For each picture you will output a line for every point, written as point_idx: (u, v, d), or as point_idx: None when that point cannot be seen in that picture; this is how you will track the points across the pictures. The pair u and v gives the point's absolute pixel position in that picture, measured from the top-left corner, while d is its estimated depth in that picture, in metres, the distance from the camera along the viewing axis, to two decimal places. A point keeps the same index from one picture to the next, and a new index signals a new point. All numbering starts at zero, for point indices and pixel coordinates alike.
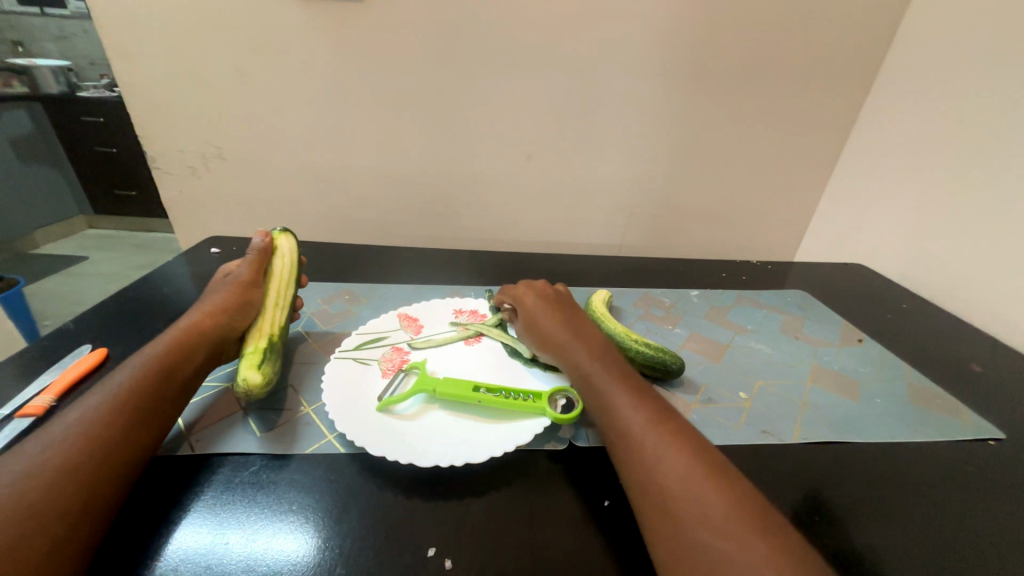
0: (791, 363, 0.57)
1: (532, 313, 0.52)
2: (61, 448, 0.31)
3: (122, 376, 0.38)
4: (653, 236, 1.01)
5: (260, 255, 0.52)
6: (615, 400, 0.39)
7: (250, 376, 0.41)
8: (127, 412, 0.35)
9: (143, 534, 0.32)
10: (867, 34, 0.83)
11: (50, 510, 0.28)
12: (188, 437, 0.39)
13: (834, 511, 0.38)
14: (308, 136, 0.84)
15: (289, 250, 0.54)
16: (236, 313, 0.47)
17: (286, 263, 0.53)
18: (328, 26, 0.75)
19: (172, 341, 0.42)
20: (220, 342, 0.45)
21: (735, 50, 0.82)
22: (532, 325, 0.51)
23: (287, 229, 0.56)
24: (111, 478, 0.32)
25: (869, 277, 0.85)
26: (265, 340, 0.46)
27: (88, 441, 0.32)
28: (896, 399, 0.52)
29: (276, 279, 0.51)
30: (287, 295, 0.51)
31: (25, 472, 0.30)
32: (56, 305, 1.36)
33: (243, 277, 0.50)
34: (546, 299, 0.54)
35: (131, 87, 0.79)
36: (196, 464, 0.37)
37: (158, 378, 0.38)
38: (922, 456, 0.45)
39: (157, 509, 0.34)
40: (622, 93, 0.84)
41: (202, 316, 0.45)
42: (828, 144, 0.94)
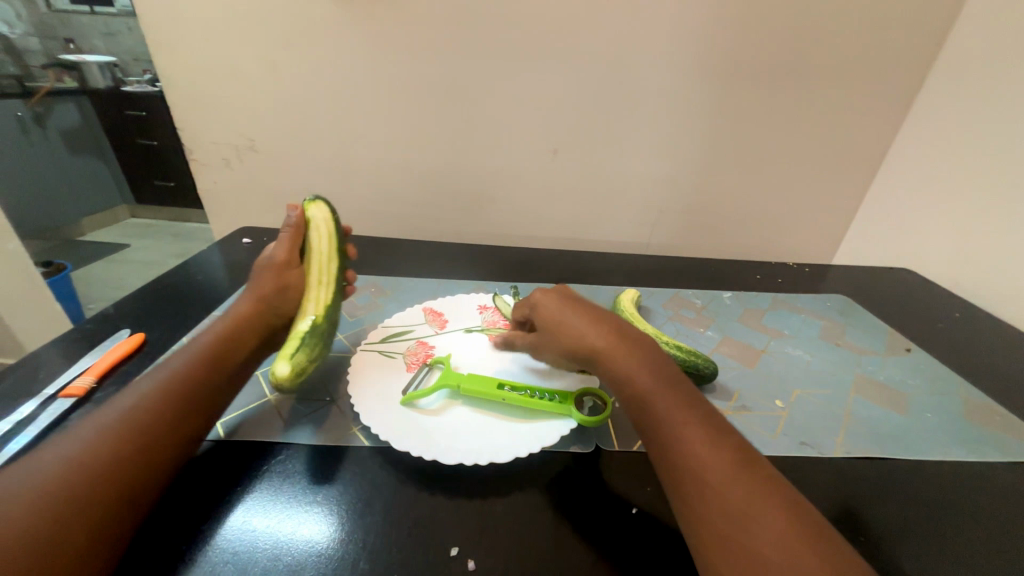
0: (831, 371, 0.54)
1: (562, 323, 0.43)
2: (113, 432, 0.32)
3: (178, 361, 0.38)
4: (682, 236, 0.98)
5: (295, 231, 0.52)
6: (659, 415, 0.35)
7: (277, 368, 0.39)
8: (178, 403, 0.35)
9: (179, 520, 0.33)
10: (927, 21, 0.77)
11: (87, 494, 0.29)
12: (241, 425, 0.40)
13: (881, 533, 0.35)
14: (337, 129, 0.85)
15: (323, 220, 0.53)
16: (280, 296, 0.47)
17: (324, 236, 0.52)
18: (357, 20, 0.75)
19: (226, 330, 0.42)
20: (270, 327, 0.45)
21: (777, 39, 0.77)
22: (564, 340, 0.43)
23: (319, 199, 0.55)
24: (151, 471, 0.32)
25: (917, 284, 0.80)
26: (308, 323, 0.45)
27: (137, 428, 0.33)
28: (950, 414, 0.49)
29: (316, 255, 0.51)
30: (330, 270, 0.51)
31: (74, 451, 0.30)
32: (100, 291, 1.44)
33: (280, 258, 0.49)
34: (568, 306, 0.45)
35: (169, 81, 0.81)
36: (234, 452, 0.38)
37: (211, 370, 0.39)
38: (981, 479, 0.41)
39: (193, 494, 0.34)
40: (655, 85, 0.81)
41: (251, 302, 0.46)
42: (877, 140, 0.88)
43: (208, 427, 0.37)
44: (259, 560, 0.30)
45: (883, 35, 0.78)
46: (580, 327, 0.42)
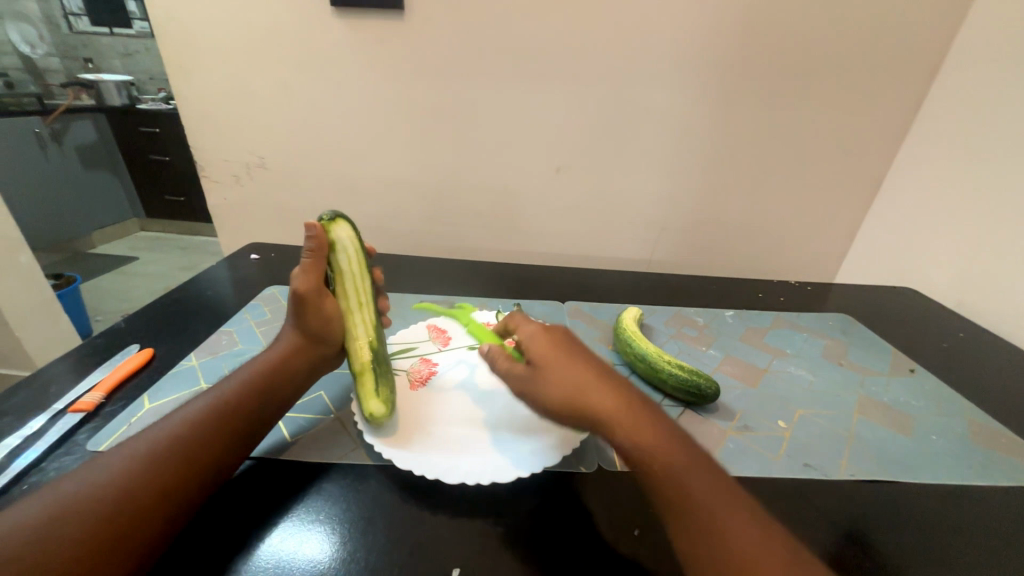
0: (834, 391, 0.54)
1: (555, 371, 0.38)
2: (154, 448, 0.33)
3: (225, 384, 0.40)
4: (684, 254, 0.99)
5: (316, 257, 0.45)
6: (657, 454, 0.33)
7: (372, 409, 0.40)
8: (220, 425, 0.36)
9: (206, 529, 0.33)
10: (922, 46, 0.79)
11: (133, 493, 0.30)
12: (292, 446, 0.41)
13: (887, 557, 0.35)
14: (346, 147, 0.87)
15: (350, 240, 0.47)
16: (319, 331, 0.45)
17: (353, 260, 0.47)
18: (368, 45, 0.78)
19: (276, 360, 0.43)
20: (314, 361, 0.45)
21: (775, 62, 0.79)
22: (558, 392, 0.37)
23: (339, 215, 0.47)
24: (183, 489, 0.32)
25: (920, 304, 0.80)
26: (370, 353, 0.44)
27: (177, 446, 0.34)
28: (955, 436, 0.48)
29: (348, 281, 0.47)
30: (367, 291, 0.48)
31: (134, 452, 0.32)
32: (107, 303, 1.46)
33: (303, 290, 0.44)
34: (562, 350, 0.40)
35: (185, 102, 0.84)
36: (269, 472, 0.38)
37: (252, 394, 0.40)
38: (989, 502, 0.41)
39: (220, 511, 0.34)
40: (656, 106, 0.83)
41: (295, 341, 0.45)
42: (876, 161, 0.89)
43: (249, 449, 0.38)
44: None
45: (879, 58, 0.79)
46: (582, 378, 0.37)
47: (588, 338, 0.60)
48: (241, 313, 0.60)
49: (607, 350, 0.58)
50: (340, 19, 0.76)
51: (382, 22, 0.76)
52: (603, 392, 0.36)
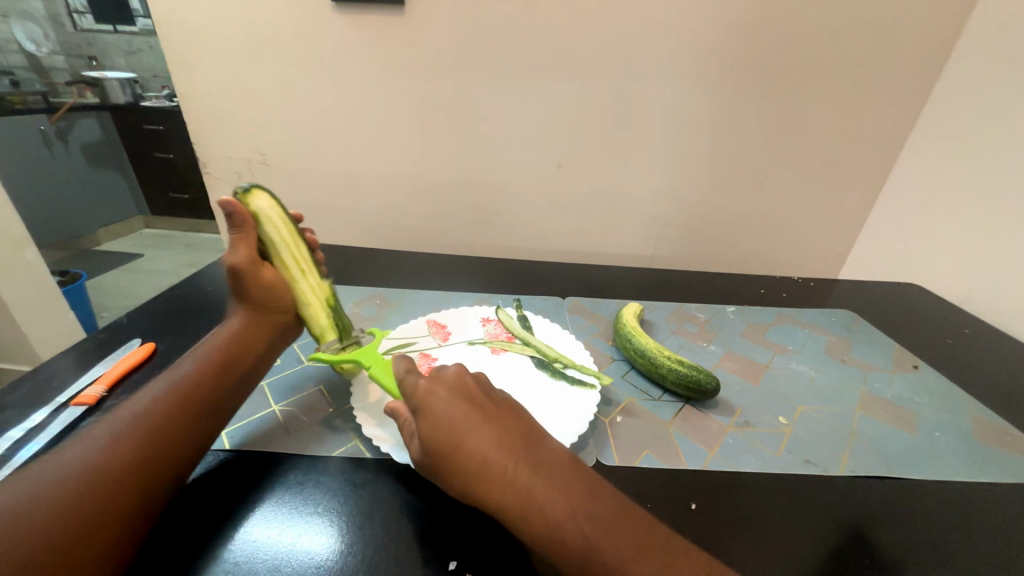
0: (837, 388, 0.53)
1: (457, 442, 0.33)
2: (120, 440, 0.33)
3: (185, 370, 0.40)
4: (686, 249, 0.98)
5: (245, 232, 0.47)
6: (575, 523, 0.30)
7: (341, 362, 0.46)
8: (182, 410, 0.37)
9: (186, 523, 0.33)
10: (930, 37, 0.77)
11: (105, 482, 0.31)
12: (258, 437, 0.41)
13: (886, 553, 0.35)
14: (348, 144, 0.87)
15: (272, 210, 0.48)
16: (268, 300, 0.47)
17: (281, 228, 0.48)
18: (369, 41, 0.78)
19: (235, 336, 0.44)
20: (273, 328, 0.47)
21: (779, 56, 0.78)
22: (460, 468, 0.33)
23: (256, 187, 0.48)
24: (160, 480, 0.33)
25: (925, 301, 0.79)
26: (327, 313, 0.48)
27: (146, 436, 0.34)
28: (958, 433, 0.48)
29: (279, 248, 0.48)
30: (307, 257, 0.50)
31: (101, 442, 0.33)
32: (113, 300, 1.47)
33: (241, 263, 0.46)
34: (464, 413, 0.35)
35: (187, 98, 0.84)
36: (245, 462, 0.38)
37: (215, 376, 0.40)
38: (991, 499, 0.40)
39: (198, 503, 0.35)
40: (658, 100, 0.82)
41: (248, 313, 0.47)
42: (882, 155, 0.88)
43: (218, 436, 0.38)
44: (258, 569, 0.31)
45: (886, 51, 0.78)
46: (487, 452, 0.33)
47: (588, 333, 0.60)
48: None
49: (606, 345, 0.58)
50: (342, 14, 0.75)
51: (383, 18, 0.76)
52: (511, 465, 0.32)
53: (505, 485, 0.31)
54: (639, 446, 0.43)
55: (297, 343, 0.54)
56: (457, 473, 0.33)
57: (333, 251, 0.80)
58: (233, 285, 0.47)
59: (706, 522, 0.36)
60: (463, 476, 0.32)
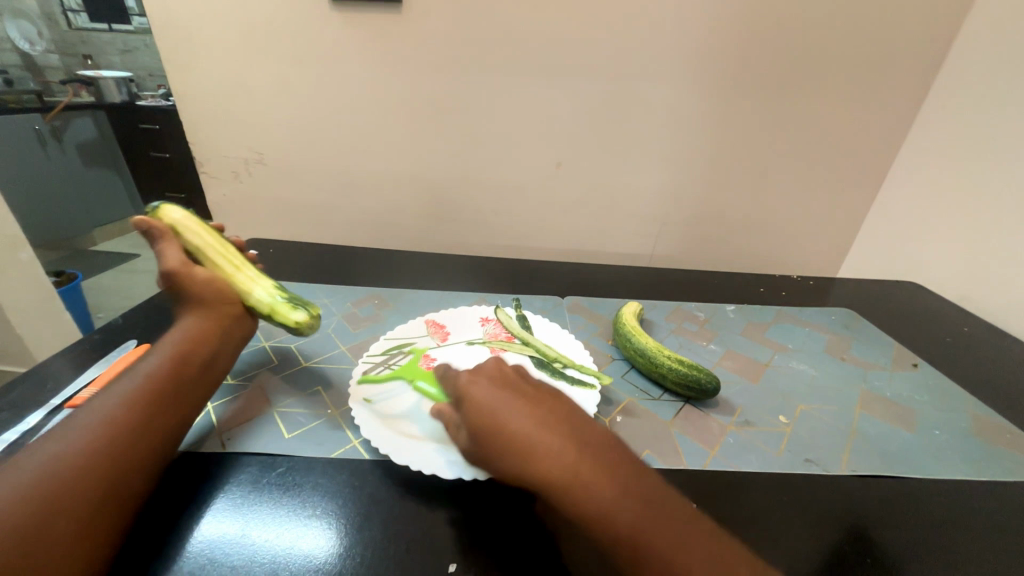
0: (837, 387, 0.53)
1: (499, 418, 0.35)
2: (91, 442, 0.32)
3: (150, 366, 0.39)
4: (685, 248, 0.98)
5: (167, 240, 0.46)
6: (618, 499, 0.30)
7: (296, 318, 0.46)
8: (156, 408, 0.36)
9: (163, 526, 0.33)
10: (929, 36, 0.77)
11: (81, 483, 0.30)
12: (213, 434, 0.40)
13: (889, 554, 0.35)
14: (346, 143, 0.87)
15: (183, 217, 0.48)
16: (214, 295, 0.45)
17: (198, 229, 0.48)
18: (366, 39, 0.77)
19: (192, 333, 0.42)
20: (227, 322, 0.45)
21: (778, 54, 0.78)
22: (497, 443, 0.33)
23: (164, 204, 0.48)
24: (133, 483, 0.32)
25: (923, 298, 0.80)
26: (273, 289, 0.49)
27: (118, 436, 0.33)
28: (959, 432, 0.48)
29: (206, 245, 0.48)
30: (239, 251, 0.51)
31: (73, 441, 0.32)
32: (109, 300, 1.47)
33: (173, 266, 0.45)
34: (506, 395, 0.36)
35: (183, 97, 0.83)
36: (216, 461, 0.38)
37: (184, 373, 0.39)
38: (992, 498, 0.40)
39: (175, 501, 0.34)
40: (657, 99, 0.82)
41: (198, 313, 0.44)
42: (881, 154, 0.88)
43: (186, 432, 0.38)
44: (257, 571, 0.30)
45: (885, 49, 0.78)
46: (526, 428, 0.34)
47: (588, 333, 0.60)
48: None
49: (606, 345, 0.57)
50: (338, 12, 0.75)
51: (380, 16, 0.75)
52: (550, 442, 0.33)
53: (543, 459, 0.32)
54: (639, 446, 0.42)
55: (295, 344, 0.54)
56: (495, 447, 0.34)
57: (331, 250, 0.79)
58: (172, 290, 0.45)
59: None
60: (501, 450, 0.33)
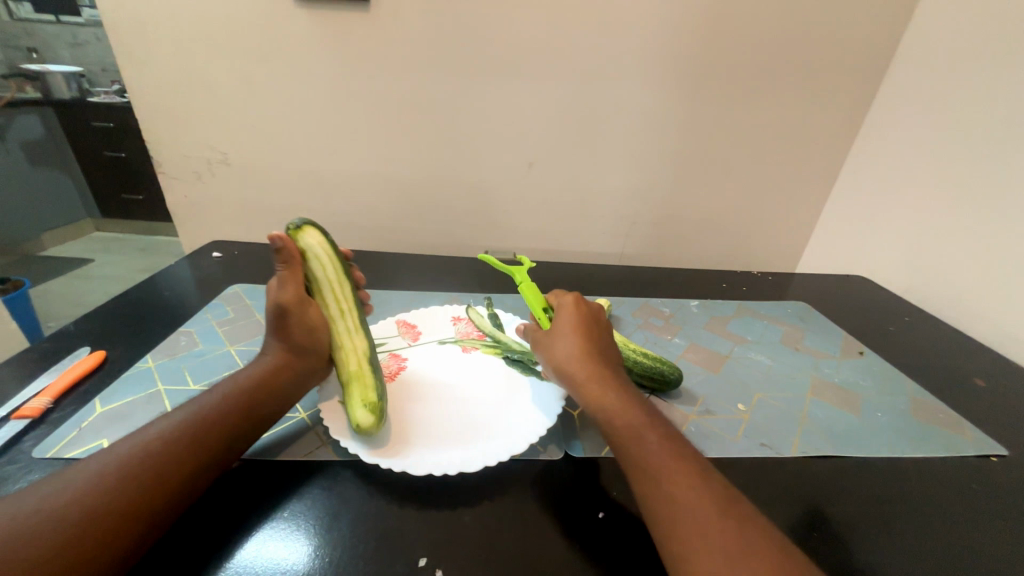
0: (791, 375, 0.57)
1: (584, 338, 0.43)
2: (156, 446, 0.33)
3: (237, 378, 0.40)
4: (653, 246, 1.01)
5: (292, 266, 0.44)
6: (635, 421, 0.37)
7: (359, 419, 0.39)
8: (225, 421, 0.36)
9: (201, 532, 0.33)
10: (871, 46, 0.83)
11: (129, 479, 0.30)
12: (266, 443, 0.40)
13: (836, 528, 0.37)
14: (313, 142, 0.85)
15: (320, 246, 0.45)
16: (308, 342, 0.44)
17: (326, 264, 0.46)
18: (333, 38, 0.76)
19: (274, 361, 0.42)
20: (308, 367, 0.44)
21: (735, 60, 0.82)
22: (575, 352, 0.42)
23: (307, 224, 0.46)
24: (177, 490, 0.32)
25: (871, 290, 0.85)
26: (361, 362, 0.43)
27: (160, 449, 0.33)
28: (899, 413, 0.52)
29: (326, 285, 0.46)
30: (347, 295, 0.47)
31: (144, 440, 0.33)
32: (60, 308, 1.39)
33: (288, 299, 0.43)
34: (592, 330, 0.45)
35: (138, 95, 0.80)
36: (271, 473, 0.38)
37: (261, 389, 0.40)
38: (927, 473, 0.44)
39: (219, 511, 0.34)
40: (624, 101, 0.84)
41: (285, 349, 0.43)
42: (831, 155, 0.94)
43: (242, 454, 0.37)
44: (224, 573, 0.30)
45: (833, 58, 0.83)
46: (600, 355, 0.42)
47: None
48: (201, 313, 0.58)
49: None
50: (303, 9, 0.74)
51: (347, 15, 0.74)
52: (613, 371, 0.41)
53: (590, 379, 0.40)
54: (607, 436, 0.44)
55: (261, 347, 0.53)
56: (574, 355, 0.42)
57: None
58: (274, 322, 0.43)
59: None
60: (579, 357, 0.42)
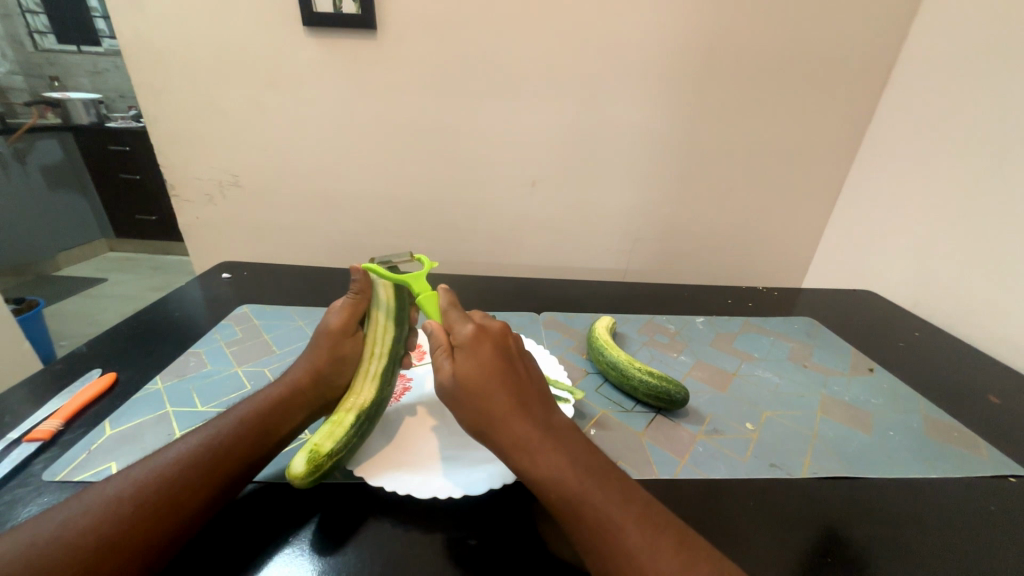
0: (800, 393, 0.56)
1: (482, 400, 0.36)
2: (172, 466, 0.33)
3: (256, 399, 0.40)
4: (657, 262, 1.01)
5: (359, 297, 0.46)
6: (565, 472, 0.33)
7: (293, 463, 0.35)
8: (239, 443, 0.36)
9: (209, 555, 0.33)
10: (868, 63, 0.84)
11: (145, 499, 0.31)
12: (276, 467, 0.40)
13: (849, 552, 0.36)
14: (322, 164, 0.87)
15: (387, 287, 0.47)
16: (333, 370, 0.43)
17: (387, 306, 0.46)
18: (342, 64, 0.79)
19: (292, 382, 0.42)
20: (325, 393, 0.43)
21: (734, 79, 0.83)
22: (478, 422, 0.36)
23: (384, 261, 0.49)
24: (190, 512, 0.32)
25: (878, 305, 0.84)
26: (353, 414, 0.40)
27: (178, 471, 0.33)
28: (912, 432, 0.50)
29: (374, 325, 0.45)
30: (387, 342, 0.45)
31: (161, 461, 0.33)
32: (72, 327, 1.41)
33: (334, 324, 0.45)
34: (496, 373, 0.37)
35: (154, 121, 0.83)
36: (280, 496, 0.38)
37: (277, 410, 0.40)
38: (941, 493, 0.43)
39: (229, 534, 0.34)
40: (625, 120, 0.86)
41: (308, 368, 0.43)
42: (833, 170, 0.94)
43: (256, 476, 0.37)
44: None
45: (832, 75, 0.85)
46: (505, 412, 0.35)
47: (563, 347, 0.61)
48: (211, 334, 0.59)
49: (581, 359, 0.59)
50: (315, 39, 0.76)
51: (356, 43, 0.77)
52: (530, 427, 0.35)
53: (506, 428, 0.35)
54: (613, 456, 0.44)
55: (268, 368, 0.53)
56: (478, 427, 0.36)
57: (306, 272, 0.79)
58: (315, 342, 0.45)
59: None
60: (484, 428, 0.35)
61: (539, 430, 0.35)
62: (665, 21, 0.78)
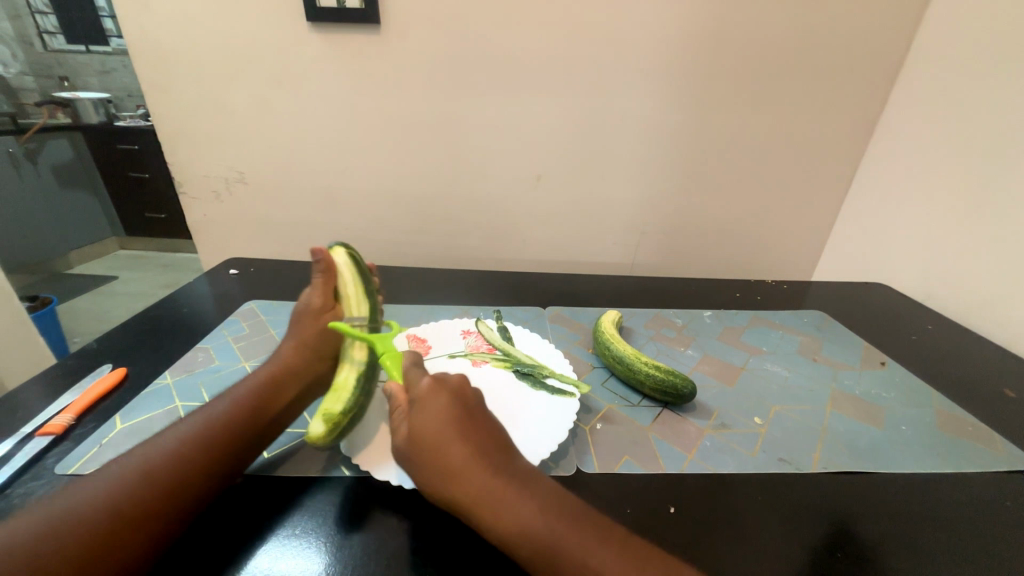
0: (810, 386, 0.55)
1: (440, 454, 0.36)
2: (173, 449, 0.34)
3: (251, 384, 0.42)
4: (663, 255, 1.00)
5: (326, 275, 0.51)
6: (531, 518, 0.32)
7: (312, 428, 0.39)
8: (236, 426, 0.38)
9: (209, 537, 0.33)
10: (881, 50, 0.82)
11: (146, 480, 0.32)
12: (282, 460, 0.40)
13: (859, 547, 0.36)
14: (326, 159, 0.87)
15: (348, 262, 0.52)
16: (320, 342, 0.47)
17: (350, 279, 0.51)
18: (345, 59, 0.78)
19: (282, 360, 0.45)
20: (317, 367, 0.45)
21: (742, 68, 0.82)
22: (437, 478, 0.35)
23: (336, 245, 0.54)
24: (191, 491, 0.33)
25: (890, 298, 0.83)
26: (354, 374, 0.44)
27: (178, 452, 0.34)
28: (925, 427, 0.49)
29: (347, 299, 0.50)
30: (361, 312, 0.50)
31: (162, 445, 0.35)
32: (85, 324, 1.43)
33: (315, 302, 0.49)
34: (453, 424, 0.37)
35: (160, 118, 0.83)
36: (279, 484, 0.38)
37: (270, 395, 0.41)
38: (956, 489, 0.42)
39: (229, 514, 0.35)
40: (630, 111, 0.84)
41: (295, 346, 0.46)
42: (844, 160, 0.92)
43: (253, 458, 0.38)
44: None
45: (843, 63, 0.83)
46: (462, 464, 0.35)
47: (568, 342, 0.61)
48: (218, 330, 0.59)
49: (587, 354, 0.58)
50: (317, 33, 0.76)
51: (358, 37, 0.77)
52: (489, 476, 0.34)
53: (465, 481, 0.34)
54: (619, 451, 0.43)
55: None
56: (436, 484, 0.35)
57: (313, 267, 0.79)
58: (297, 321, 0.49)
59: (685, 526, 0.36)
60: (443, 486, 0.35)
61: (502, 480, 0.34)
62: (671, 12, 0.76)
